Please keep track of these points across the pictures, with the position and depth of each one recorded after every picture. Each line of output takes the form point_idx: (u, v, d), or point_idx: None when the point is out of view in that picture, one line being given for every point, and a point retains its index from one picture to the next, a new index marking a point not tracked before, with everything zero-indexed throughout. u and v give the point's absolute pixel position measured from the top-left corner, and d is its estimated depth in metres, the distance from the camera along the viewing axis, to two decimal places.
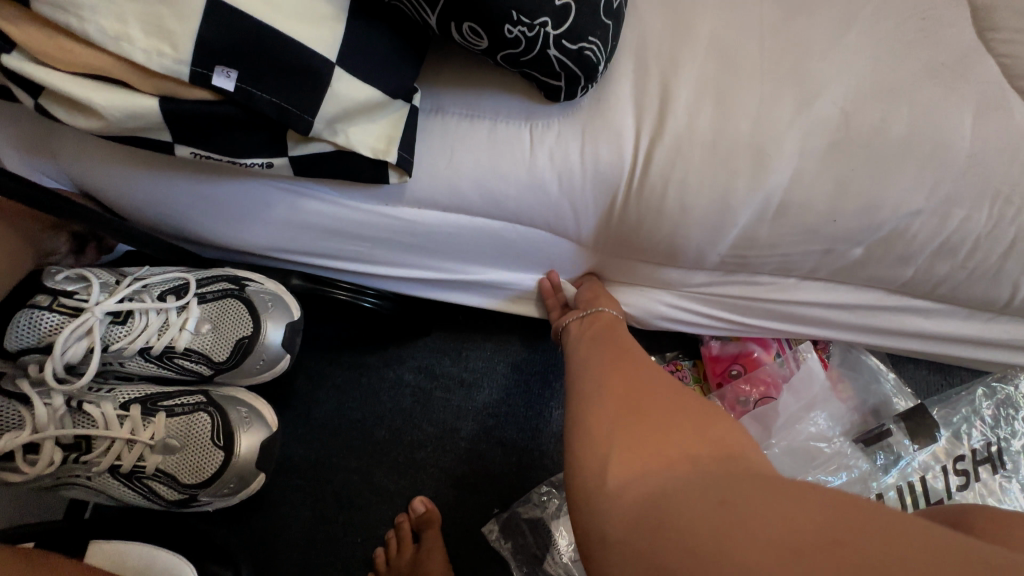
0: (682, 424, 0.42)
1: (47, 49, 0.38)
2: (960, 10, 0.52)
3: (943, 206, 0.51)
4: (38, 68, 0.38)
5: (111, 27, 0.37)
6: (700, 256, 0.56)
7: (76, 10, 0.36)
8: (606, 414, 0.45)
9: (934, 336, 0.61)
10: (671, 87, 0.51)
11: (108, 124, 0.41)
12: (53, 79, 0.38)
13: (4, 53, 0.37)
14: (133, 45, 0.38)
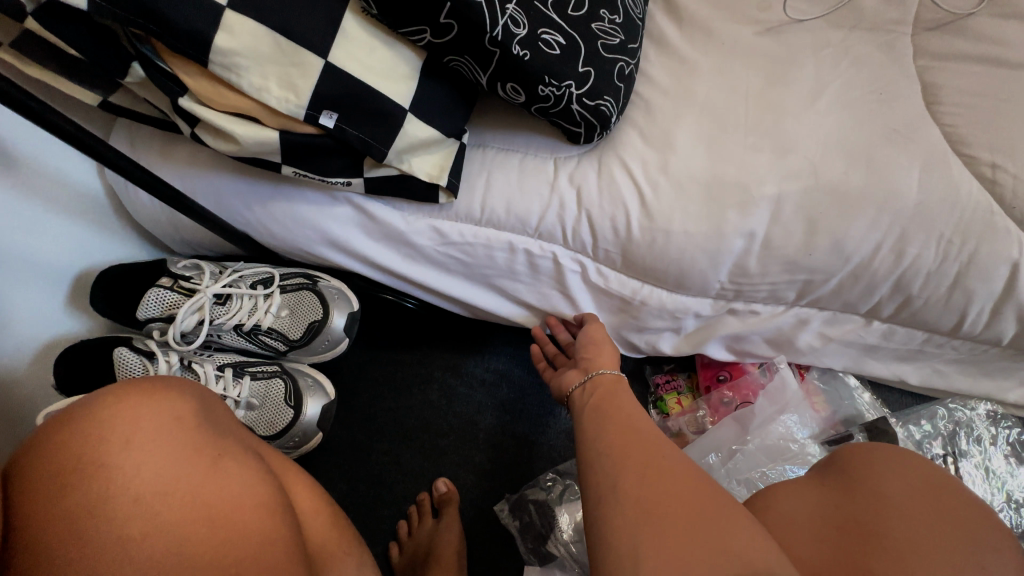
0: (697, 504, 0.43)
1: (209, 94, 0.52)
2: (911, 87, 0.64)
3: (899, 244, 0.59)
4: (200, 107, 0.53)
5: (256, 81, 0.51)
6: (705, 283, 0.66)
7: (235, 69, 0.50)
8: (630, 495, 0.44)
9: (900, 359, 0.70)
10: (670, 138, 0.64)
11: (243, 148, 0.56)
12: (209, 115, 0.53)
13: (179, 96, 0.52)
14: (270, 94, 0.52)
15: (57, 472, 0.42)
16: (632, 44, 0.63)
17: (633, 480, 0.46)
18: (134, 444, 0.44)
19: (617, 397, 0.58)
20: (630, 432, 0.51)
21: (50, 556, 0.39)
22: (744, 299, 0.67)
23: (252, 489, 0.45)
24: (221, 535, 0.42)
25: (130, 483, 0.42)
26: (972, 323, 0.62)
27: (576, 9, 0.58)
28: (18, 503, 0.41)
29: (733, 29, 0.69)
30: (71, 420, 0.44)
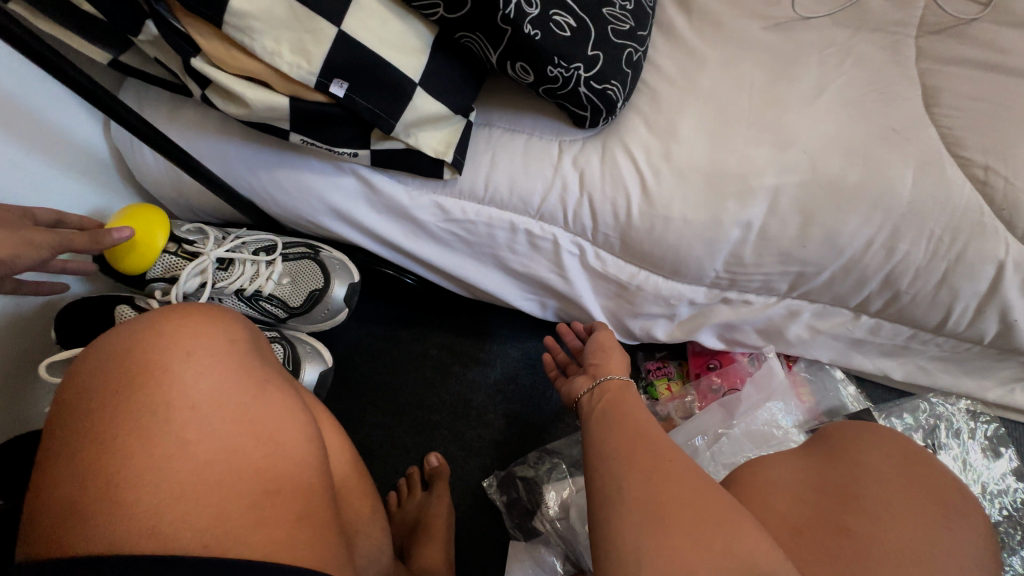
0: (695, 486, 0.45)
1: (223, 56, 0.53)
2: (912, 88, 0.65)
3: (890, 240, 0.61)
4: (212, 69, 0.54)
5: (269, 46, 0.52)
6: (700, 270, 0.67)
7: (249, 32, 0.51)
8: (630, 476, 0.47)
9: (886, 354, 0.72)
10: (674, 126, 0.65)
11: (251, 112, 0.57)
12: (221, 77, 0.54)
13: (192, 56, 0.53)
14: (282, 59, 0.53)
15: (128, 371, 0.46)
16: (641, 32, 0.63)
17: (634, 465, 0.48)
18: (194, 359, 0.47)
19: (625, 400, 0.58)
20: (636, 426, 0.53)
21: (119, 439, 0.42)
22: (738, 289, 0.69)
23: (293, 420, 0.48)
24: (265, 447, 0.45)
25: (190, 391, 0.45)
26: (956, 320, 0.64)
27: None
28: (94, 393, 0.45)
29: (741, 22, 0.70)
30: (135, 338, 0.48)
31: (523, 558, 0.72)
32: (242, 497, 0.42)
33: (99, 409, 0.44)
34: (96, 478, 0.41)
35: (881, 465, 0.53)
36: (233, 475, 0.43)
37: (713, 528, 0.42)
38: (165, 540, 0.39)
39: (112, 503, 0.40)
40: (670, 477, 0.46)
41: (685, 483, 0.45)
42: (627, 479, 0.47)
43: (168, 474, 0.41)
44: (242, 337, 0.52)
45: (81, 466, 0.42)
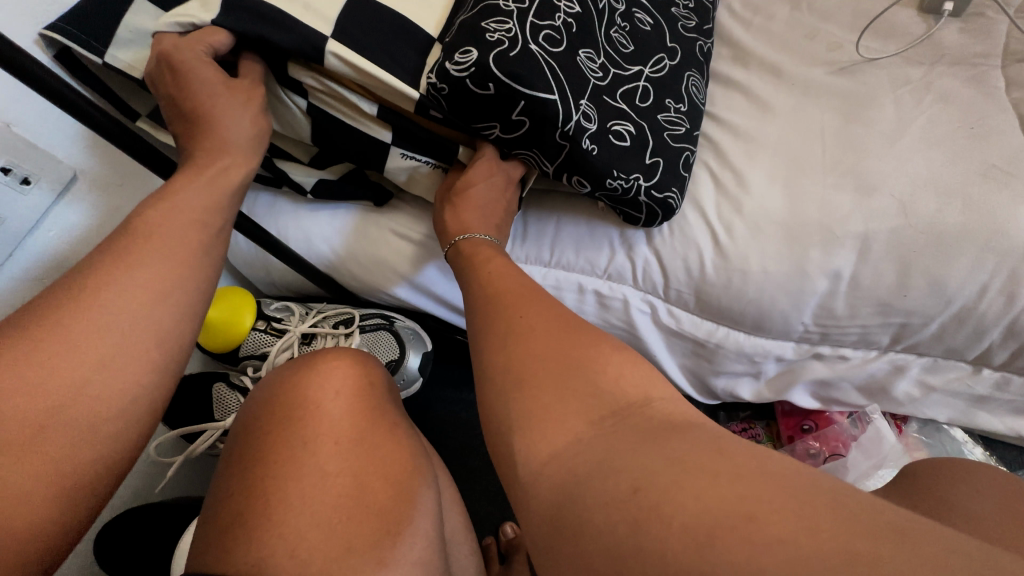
0: (594, 358, 0.40)
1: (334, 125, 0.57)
2: (1010, 120, 0.61)
3: (1009, 286, 0.55)
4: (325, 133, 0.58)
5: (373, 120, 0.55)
6: (787, 325, 0.63)
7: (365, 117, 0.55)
8: (534, 348, 0.41)
9: (1016, 412, 0.64)
10: (744, 176, 0.63)
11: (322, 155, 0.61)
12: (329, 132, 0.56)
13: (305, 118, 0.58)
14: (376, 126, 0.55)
15: (288, 401, 0.51)
16: (696, 132, 0.63)
17: (532, 355, 0.41)
18: (341, 398, 0.52)
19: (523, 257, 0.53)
20: (498, 271, 0.53)
21: (274, 462, 0.48)
22: (831, 344, 0.64)
23: (416, 465, 0.52)
24: (390, 488, 0.48)
25: (334, 427, 0.50)
26: None
27: (642, 100, 0.59)
28: (262, 416, 0.51)
29: (804, 69, 0.69)
30: (293, 377, 0.54)
31: None
32: (370, 535, 0.45)
33: (264, 431, 0.50)
34: (255, 496, 0.46)
35: (981, 508, 0.41)
36: (363, 513, 0.46)
37: (586, 400, 0.38)
38: (303, 563, 0.43)
39: (263, 522, 0.45)
40: (539, 364, 0.40)
41: (560, 357, 0.41)
42: (531, 349, 0.41)
43: (311, 500, 0.46)
44: (377, 381, 0.57)
45: (242, 485, 0.47)
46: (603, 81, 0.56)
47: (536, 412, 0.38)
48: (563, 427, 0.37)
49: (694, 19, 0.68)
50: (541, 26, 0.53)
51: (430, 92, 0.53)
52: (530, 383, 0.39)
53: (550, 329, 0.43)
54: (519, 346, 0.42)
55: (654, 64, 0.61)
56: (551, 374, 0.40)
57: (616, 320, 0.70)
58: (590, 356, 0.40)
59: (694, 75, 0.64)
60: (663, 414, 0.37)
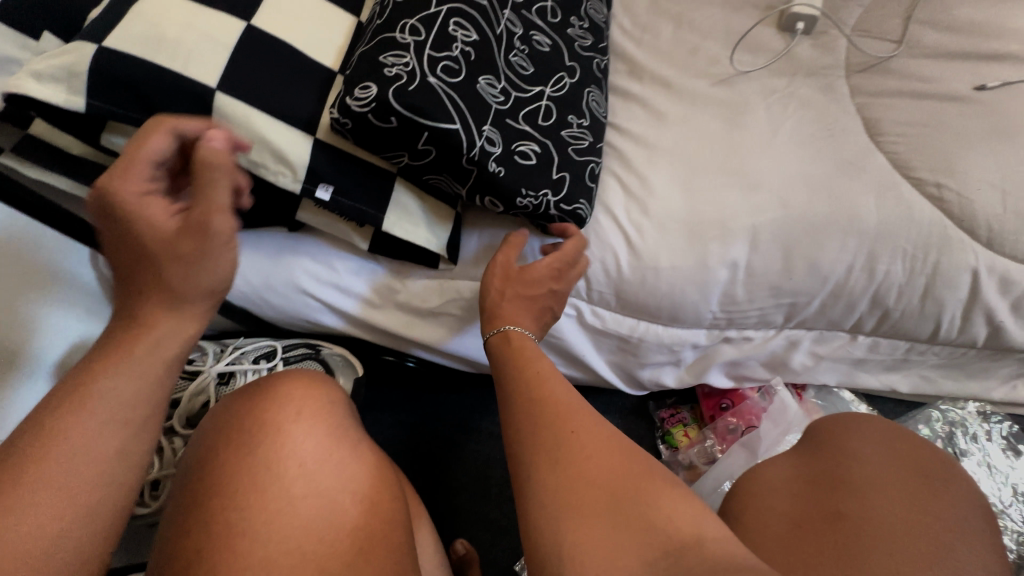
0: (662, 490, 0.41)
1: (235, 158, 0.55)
2: (856, 121, 0.71)
3: (869, 262, 0.64)
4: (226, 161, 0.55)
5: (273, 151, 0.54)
6: (698, 314, 0.69)
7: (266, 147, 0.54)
8: (597, 448, 0.43)
9: (888, 369, 0.74)
10: (648, 182, 0.68)
11: None
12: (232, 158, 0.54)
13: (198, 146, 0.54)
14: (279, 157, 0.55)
15: (245, 427, 0.48)
16: (599, 144, 0.67)
17: (596, 460, 0.42)
18: (303, 420, 0.49)
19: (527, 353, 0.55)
20: (541, 375, 0.51)
21: (234, 493, 0.44)
22: (737, 328, 0.71)
23: (387, 479, 0.50)
24: (364, 506, 0.46)
25: (298, 449, 0.47)
26: (945, 327, 0.66)
27: (545, 119, 0.62)
28: (216, 447, 0.47)
29: (690, 82, 0.76)
30: (249, 403, 0.50)
31: None
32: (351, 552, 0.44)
33: (218, 461, 0.46)
34: (215, 531, 0.42)
35: (877, 458, 0.47)
36: (334, 535, 0.44)
37: (643, 536, 0.39)
38: None
39: (225, 559, 0.41)
40: (593, 466, 0.42)
41: (619, 497, 0.40)
42: (599, 448, 0.43)
43: (278, 528, 0.43)
44: (339, 398, 0.54)
45: (197, 523, 0.43)
46: (505, 105, 0.59)
47: (571, 509, 0.40)
48: (598, 538, 0.39)
49: (589, 38, 0.73)
50: (439, 58, 0.54)
51: (334, 127, 0.54)
52: (573, 485, 0.41)
53: (603, 451, 0.43)
54: (586, 447, 0.43)
55: (555, 83, 0.64)
56: (607, 497, 0.41)
57: (545, 324, 0.71)
58: (655, 487, 0.41)
59: (594, 91, 0.69)
60: (715, 554, 0.37)
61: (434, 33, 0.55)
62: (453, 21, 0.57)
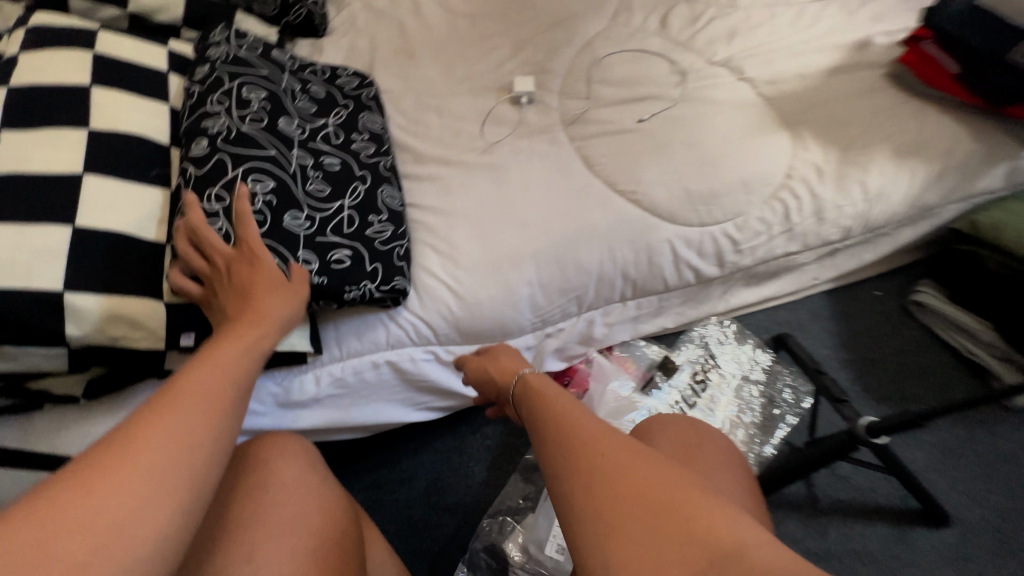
0: (670, 495, 0.46)
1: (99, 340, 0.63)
2: (577, 159, 1.02)
3: (611, 252, 0.93)
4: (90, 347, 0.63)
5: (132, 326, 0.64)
6: (520, 324, 0.92)
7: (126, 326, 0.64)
8: (610, 451, 0.51)
9: (657, 316, 1.04)
10: (452, 241, 0.90)
11: (92, 360, 0.65)
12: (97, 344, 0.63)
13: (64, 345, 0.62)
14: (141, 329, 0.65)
15: (245, 471, 0.66)
16: (402, 229, 0.85)
17: (619, 474, 0.49)
18: (286, 458, 0.69)
19: (546, 392, 0.63)
20: (571, 408, 0.59)
21: (230, 520, 0.62)
22: (550, 323, 0.95)
23: (341, 503, 0.70)
24: (331, 528, 0.65)
25: (282, 481, 0.66)
26: (673, 277, 0.98)
27: (348, 226, 0.80)
28: (227, 487, 0.65)
29: (461, 158, 1.00)
30: (247, 450, 0.69)
31: None
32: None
33: (229, 499, 0.64)
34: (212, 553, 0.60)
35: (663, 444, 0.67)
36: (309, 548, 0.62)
37: (675, 541, 0.43)
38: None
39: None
40: (616, 488, 0.48)
41: (647, 498, 0.47)
42: (628, 465, 0.50)
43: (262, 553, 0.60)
44: (309, 445, 0.74)
45: (207, 544, 0.60)
46: (310, 228, 0.76)
47: (605, 520, 0.46)
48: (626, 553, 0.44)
49: (372, 146, 0.93)
50: (245, 215, 0.71)
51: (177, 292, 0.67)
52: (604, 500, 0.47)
53: (627, 468, 0.49)
54: (605, 460, 0.51)
55: (351, 195, 0.83)
56: (630, 509, 0.46)
57: (412, 373, 0.89)
58: (671, 495, 0.46)
59: (388, 188, 0.89)
60: (727, 538, 0.42)
61: (236, 194, 0.71)
62: (250, 178, 0.73)
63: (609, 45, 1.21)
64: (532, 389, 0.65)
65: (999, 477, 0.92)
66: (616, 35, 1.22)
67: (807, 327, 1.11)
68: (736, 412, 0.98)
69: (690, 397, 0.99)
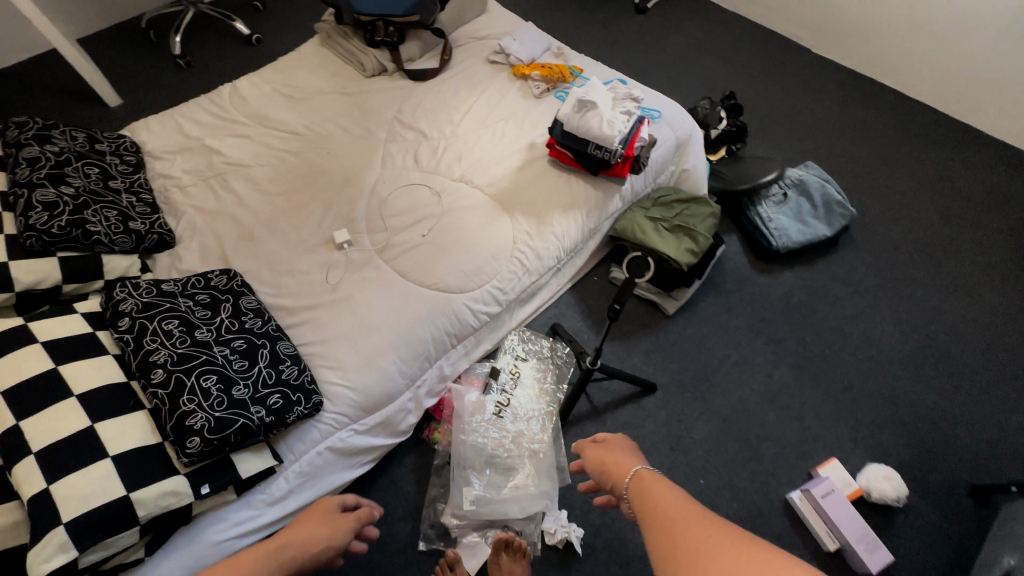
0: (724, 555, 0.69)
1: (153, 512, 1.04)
2: (394, 274, 1.60)
3: (435, 324, 1.53)
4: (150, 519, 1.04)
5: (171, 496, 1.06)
6: (399, 388, 1.47)
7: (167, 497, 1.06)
8: (681, 529, 0.77)
9: (482, 345, 1.66)
10: (336, 359, 1.42)
11: (150, 527, 1.06)
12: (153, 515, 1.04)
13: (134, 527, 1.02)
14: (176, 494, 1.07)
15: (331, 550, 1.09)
16: (303, 364, 1.34)
17: (694, 531, 0.75)
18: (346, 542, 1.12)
19: (652, 493, 0.89)
20: (654, 489, 0.89)
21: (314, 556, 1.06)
22: (417, 380, 1.52)
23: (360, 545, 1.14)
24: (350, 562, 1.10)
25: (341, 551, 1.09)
26: (480, 321, 1.60)
27: (271, 377, 1.27)
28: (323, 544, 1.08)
29: (319, 302, 1.52)
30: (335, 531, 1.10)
31: (464, 550, 1.42)
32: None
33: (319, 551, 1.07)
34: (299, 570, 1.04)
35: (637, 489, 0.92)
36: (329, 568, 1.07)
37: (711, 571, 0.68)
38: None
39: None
40: (702, 539, 0.73)
41: (721, 553, 0.70)
42: (699, 526, 0.76)
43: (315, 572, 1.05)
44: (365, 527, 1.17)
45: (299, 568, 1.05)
46: (249, 390, 1.22)
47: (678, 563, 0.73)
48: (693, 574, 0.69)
49: (260, 319, 1.39)
50: (209, 401, 1.15)
51: (187, 465, 1.11)
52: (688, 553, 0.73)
53: (719, 537, 0.73)
54: (703, 534, 0.74)
55: (263, 358, 1.30)
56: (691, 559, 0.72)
57: (344, 447, 1.39)
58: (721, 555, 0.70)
59: (282, 341, 1.37)
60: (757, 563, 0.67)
61: (197, 392, 1.15)
62: (200, 379, 1.17)
63: (388, 186, 1.82)
64: (639, 492, 0.91)
65: (674, 352, 1.74)
66: (390, 178, 1.83)
67: (566, 311, 1.84)
68: (541, 381, 1.67)
69: (515, 384, 1.64)
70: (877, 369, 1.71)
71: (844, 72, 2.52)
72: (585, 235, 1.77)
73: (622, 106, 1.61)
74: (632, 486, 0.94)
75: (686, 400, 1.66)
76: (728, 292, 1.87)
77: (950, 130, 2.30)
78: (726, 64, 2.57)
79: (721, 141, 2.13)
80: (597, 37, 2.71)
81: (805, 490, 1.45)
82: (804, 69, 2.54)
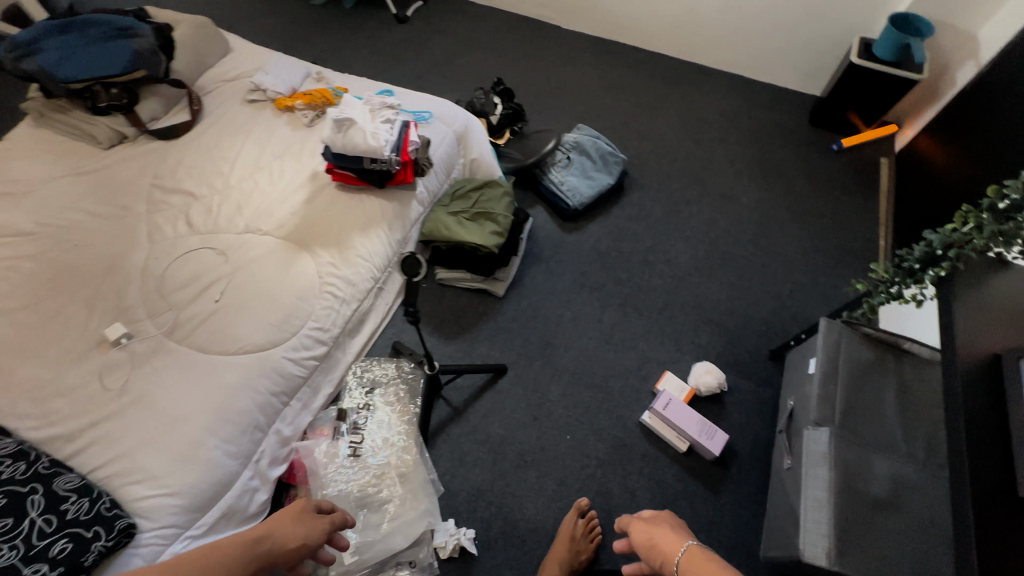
0: None
1: None
2: (192, 353, 1.43)
3: (254, 390, 1.40)
4: None
5: None
6: (232, 471, 1.33)
7: None
8: None
9: (318, 392, 1.57)
10: (139, 470, 1.22)
11: None
12: None
13: None
14: None
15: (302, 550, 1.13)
16: (93, 493, 1.15)
17: None
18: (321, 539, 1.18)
19: (700, 569, 1.05)
20: (700, 557, 1.07)
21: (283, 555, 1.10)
22: (253, 454, 1.39)
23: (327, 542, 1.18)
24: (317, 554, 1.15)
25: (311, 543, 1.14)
26: (305, 370, 1.51)
27: (49, 526, 1.07)
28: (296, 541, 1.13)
29: (103, 415, 1.30)
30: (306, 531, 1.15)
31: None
32: (237, 560, 1.01)
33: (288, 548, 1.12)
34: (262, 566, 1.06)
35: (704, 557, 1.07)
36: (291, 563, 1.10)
37: None
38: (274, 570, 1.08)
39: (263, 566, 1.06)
40: None
41: None
42: None
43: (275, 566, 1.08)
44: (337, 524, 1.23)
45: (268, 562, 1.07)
46: (19, 552, 1.01)
47: None
48: None
49: (20, 463, 1.15)
50: None
51: None
52: None
53: None
54: None
55: (32, 506, 1.07)
56: None
57: None
58: None
59: (59, 477, 1.15)
60: None
61: None
62: None
63: (162, 261, 1.62)
64: (693, 561, 1.07)
65: (513, 329, 1.82)
66: (161, 252, 1.63)
67: (404, 325, 1.83)
68: (394, 405, 1.63)
69: (367, 419, 1.58)
70: (680, 283, 1.95)
71: (591, 39, 2.83)
72: (394, 249, 1.76)
73: (382, 116, 1.61)
74: (684, 556, 1.10)
75: (536, 369, 1.74)
76: (547, 258, 2.00)
77: (682, 70, 2.71)
78: (492, 54, 2.74)
79: (502, 126, 2.25)
80: (365, 54, 2.71)
81: (650, 409, 1.61)
82: (559, 44, 2.81)
